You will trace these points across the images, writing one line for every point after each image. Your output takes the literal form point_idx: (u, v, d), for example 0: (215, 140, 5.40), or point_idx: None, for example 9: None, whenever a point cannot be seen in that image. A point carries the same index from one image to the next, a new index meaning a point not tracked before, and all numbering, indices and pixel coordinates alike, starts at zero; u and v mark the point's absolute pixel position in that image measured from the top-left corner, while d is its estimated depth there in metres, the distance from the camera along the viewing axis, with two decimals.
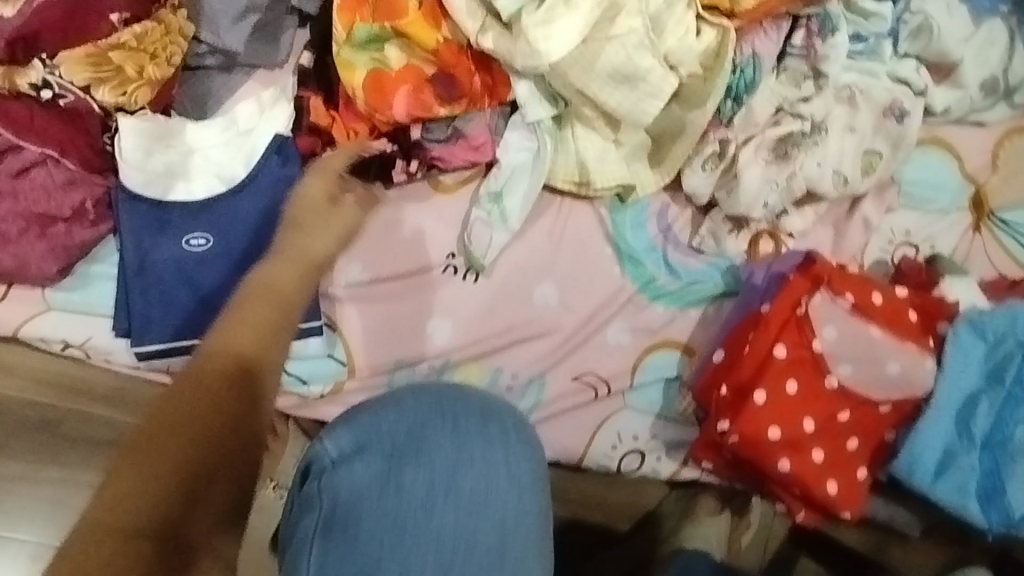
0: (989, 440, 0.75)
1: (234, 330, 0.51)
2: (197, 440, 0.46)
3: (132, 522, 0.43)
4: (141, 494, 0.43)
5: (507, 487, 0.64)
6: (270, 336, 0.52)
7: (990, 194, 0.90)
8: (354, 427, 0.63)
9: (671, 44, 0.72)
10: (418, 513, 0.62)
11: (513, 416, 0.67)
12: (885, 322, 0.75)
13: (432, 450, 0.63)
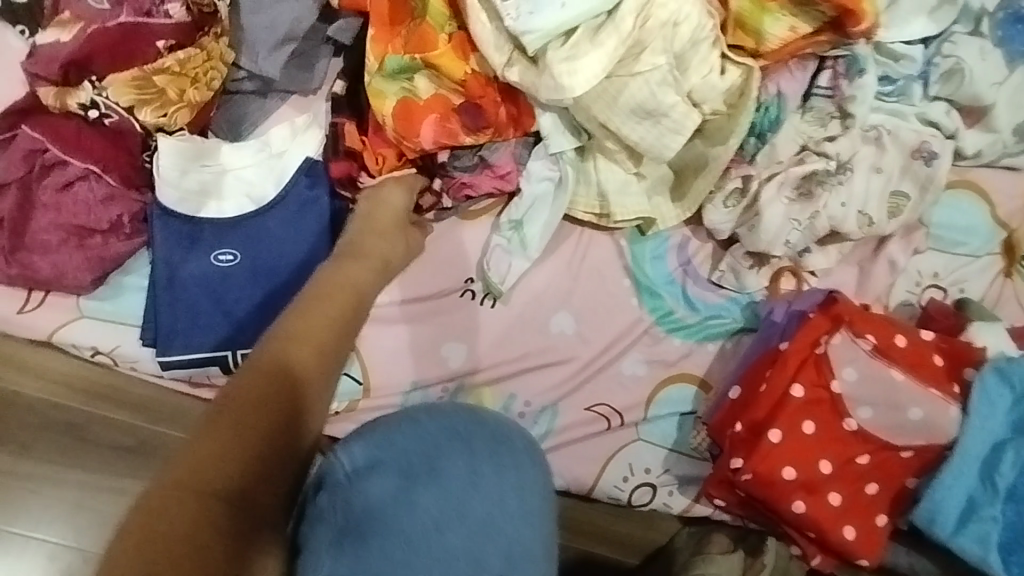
0: (1014, 492, 0.72)
1: (304, 329, 0.63)
2: (271, 418, 0.55)
3: (213, 486, 0.49)
4: (222, 459, 0.51)
5: (519, 508, 0.64)
6: (326, 341, 0.63)
7: (1022, 239, 0.89)
8: (369, 443, 0.64)
9: (696, 81, 0.72)
10: (427, 529, 0.62)
11: (524, 440, 0.67)
12: (907, 365, 0.73)
13: (445, 470, 0.64)
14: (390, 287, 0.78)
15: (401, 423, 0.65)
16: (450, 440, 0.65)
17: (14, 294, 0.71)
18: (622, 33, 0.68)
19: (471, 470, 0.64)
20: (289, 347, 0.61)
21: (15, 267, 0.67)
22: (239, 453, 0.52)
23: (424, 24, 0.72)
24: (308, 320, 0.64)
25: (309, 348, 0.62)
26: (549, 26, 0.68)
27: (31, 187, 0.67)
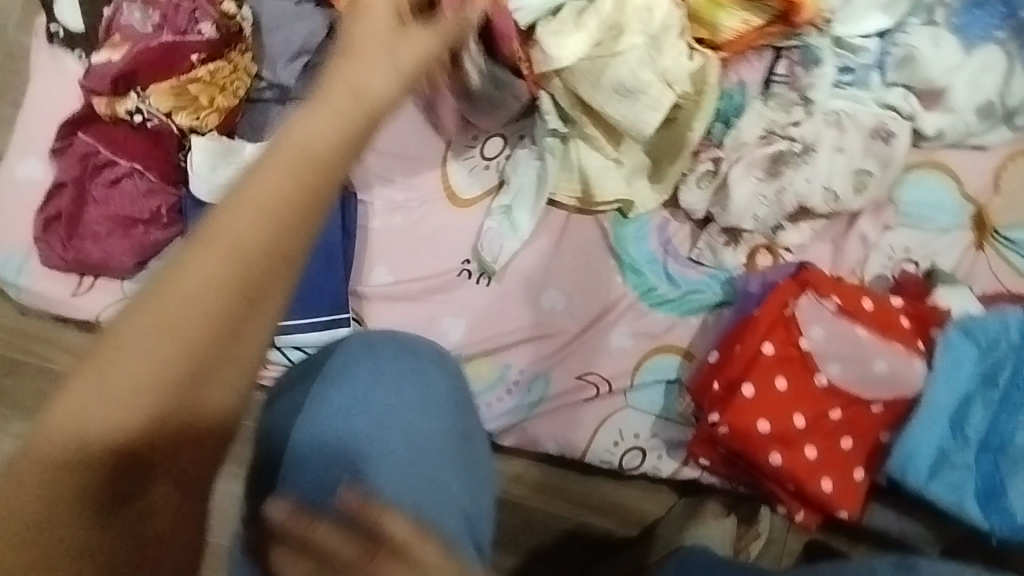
0: (987, 442, 0.76)
1: (199, 280, 0.36)
2: (156, 397, 0.37)
3: (81, 442, 0.37)
4: (101, 409, 0.37)
5: (439, 400, 0.65)
6: (231, 318, 0.37)
7: (992, 214, 0.93)
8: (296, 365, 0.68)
9: (668, 63, 0.81)
10: (353, 437, 0.61)
11: (435, 348, 0.68)
12: (874, 325, 0.78)
13: (352, 374, 0.64)
14: (394, 268, 0.86)
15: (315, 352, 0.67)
16: (358, 356, 0.65)
17: (68, 279, 0.81)
18: (602, 14, 0.79)
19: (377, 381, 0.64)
20: (186, 297, 0.36)
21: (71, 252, 0.78)
22: (113, 422, 0.37)
23: None
24: (199, 268, 0.36)
25: (207, 318, 0.37)
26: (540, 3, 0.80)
27: (86, 184, 0.78)
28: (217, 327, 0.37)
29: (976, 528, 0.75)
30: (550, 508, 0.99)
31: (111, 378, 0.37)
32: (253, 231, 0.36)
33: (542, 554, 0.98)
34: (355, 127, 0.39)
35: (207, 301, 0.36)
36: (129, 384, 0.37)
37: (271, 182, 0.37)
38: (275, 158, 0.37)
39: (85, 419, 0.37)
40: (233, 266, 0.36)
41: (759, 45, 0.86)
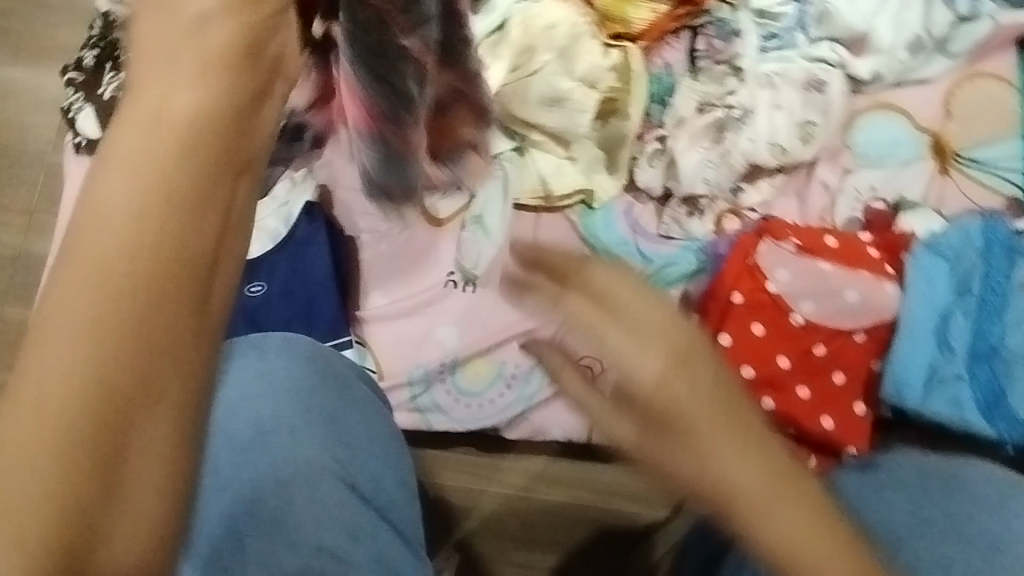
0: (976, 350, 0.76)
1: (78, 300, 0.35)
2: (76, 418, 0.34)
3: (21, 506, 0.34)
4: (28, 464, 0.34)
5: (300, 376, 0.67)
6: (133, 315, 0.35)
7: (950, 140, 0.94)
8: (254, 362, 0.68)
9: (586, 66, 0.89)
10: (253, 445, 0.64)
11: (279, 341, 0.69)
12: (840, 257, 0.81)
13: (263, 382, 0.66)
14: (387, 291, 0.94)
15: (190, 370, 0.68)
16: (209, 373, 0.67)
17: None
18: (513, 41, 0.88)
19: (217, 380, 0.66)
20: (84, 323, 0.35)
21: None
22: (49, 471, 0.34)
23: None
24: (74, 284, 0.35)
25: (99, 329, 0.35)
26: None
27: None
28: (135, 336, 0.35)
29: (986, 438, 0.75)
30: (576, 500, 0.99)
31: (22, 440, 0.34)
32: (116, 255, 0.36)
33: (578, 552, 0.98)
34: (184, 132, 0.39)
35: (81, 322, 0.35)
36: (53, 407, 0.34)
37: (114, 190, 0.37)
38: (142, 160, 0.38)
39: (18, 476, 0.34)
40: (88, 276, 0.36)
41: (674, 30, 0.94)
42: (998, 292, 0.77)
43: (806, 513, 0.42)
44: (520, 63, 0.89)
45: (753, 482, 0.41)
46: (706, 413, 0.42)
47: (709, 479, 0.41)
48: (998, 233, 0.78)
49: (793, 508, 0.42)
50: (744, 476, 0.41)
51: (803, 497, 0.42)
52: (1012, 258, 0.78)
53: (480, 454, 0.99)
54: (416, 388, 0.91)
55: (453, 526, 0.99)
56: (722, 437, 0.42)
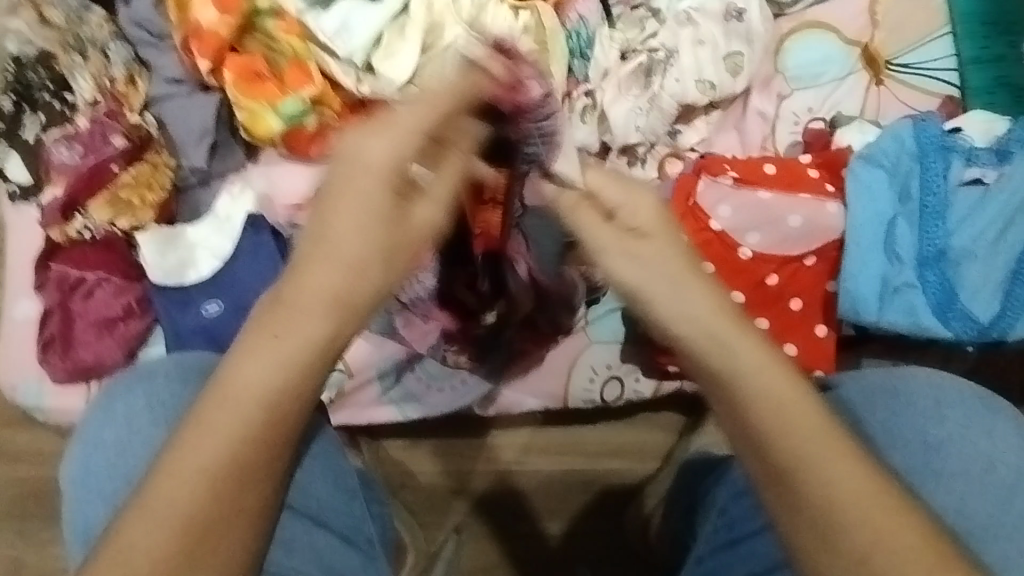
0: (924, 256, 0.75)
1: (262, 369, 0.45)
2: (237, 452, 0.45)
3: (189, 495, 0.44)
4: (189, 470, 0.44)
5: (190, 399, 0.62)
6: (292, 392, 0.46)
7: (880, 48, 0.93)
8: (99, 405, 0.63)
9: (492, 22, 0.84)
10: (130, 424, 0.61)
11: (167, 366, 0.64)
12: (781, 183, 0.79)
13: (129, 400, 0.62)
14: None
15: (83, 419, 0.64)
16: (101, 412, 0.62)
17: (77, 389, 0.91)
18: (418, 22, 0.85)
19: (107, 422, 0.61)
20: (250, 395, 0.45)
21: (70, 362, 0.89)
22: (220, 490, 0.45)
23: (292, 60, 0.88)
24: (265, 351, 0.45)
25: (285, 389, 0.45)
26: (359, 44, 0.85)
27: (69, 304, 0.89)
28: (297, 401, 0.46)
29: (944, 340, 0.75)
30: (567, 464, 0.99)
31: (198, 466, 0.44)
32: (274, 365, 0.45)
33: (577, 516, 0.99)
34: (382, 220, 0.47)
35: (265, 381, 0.45)
36: (232, 428, 0.45)
37: (313, 284, 0.46)
38: (324, 260, 0.46)
39: (181, 482, 0.44)
40: (288, 340, 0.45)
41: None
42: (937, 194, 0.76)
43: (799, 412, 0.47)
44: (425, 49, 0.85)
45: (768, 383, 0.48)
46: (729, 329, 0.49)
47: (721, 367, 0.49)
48: (929, 134, 0.77)
49: (783, 399, 0.47)
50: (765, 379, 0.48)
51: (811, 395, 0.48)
52: (946, 157, 0.77)
53: (464, 437, 1.00)
54: (386, 380, 0.90)
55: (448, 510, 0.99)
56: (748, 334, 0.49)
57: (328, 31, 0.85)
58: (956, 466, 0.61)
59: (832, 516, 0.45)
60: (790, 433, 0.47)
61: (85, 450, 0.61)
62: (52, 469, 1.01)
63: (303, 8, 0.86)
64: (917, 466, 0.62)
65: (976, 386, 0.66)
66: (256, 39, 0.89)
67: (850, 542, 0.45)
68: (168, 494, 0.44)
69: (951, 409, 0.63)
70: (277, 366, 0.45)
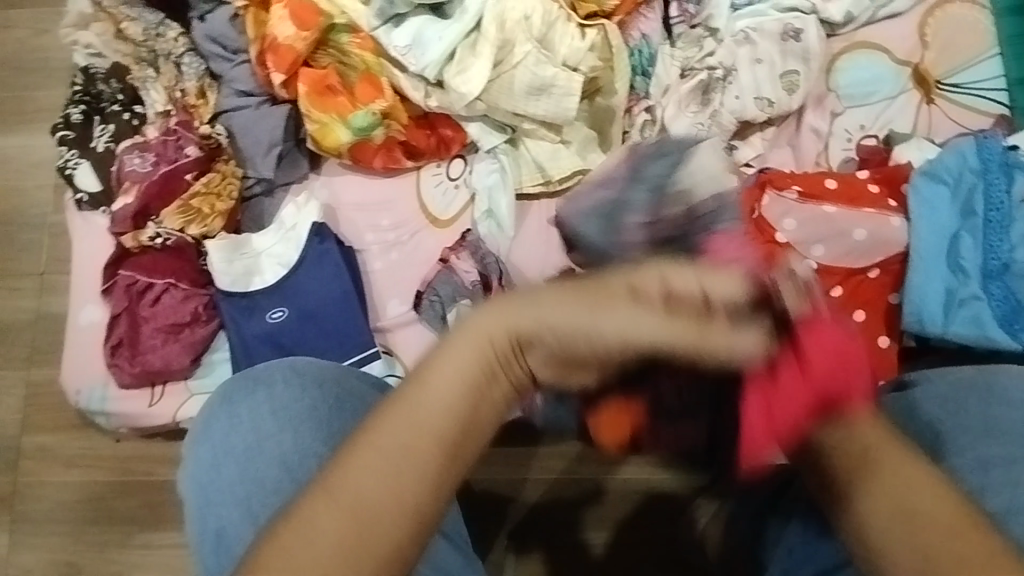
0: (988, 269, 0.77)
1: (455, 376, 0.48)
2: (419, 443, 0.46)
3: (365, 484, 0.45)
4: (364, 462, 0.45)
5: (312, 405, 0.63)
6: (472, 398, 0.48)
7: (930, 68, 0.95)
8: (225, 404, 0.64)
9: (565, 51, 0.89)
10: (252, 429, 0.62)
11: (283, 371, 0.64)
12: (845, 198, 0.81)
13: (256, 404, 0.63)
14: (403, 297, 0.92)
15: (198, 421, 0.65)
16: (219, 412, 0.63)
17: (142, 393, 0.92)
18: (490, 38, 0.87)
19: (233, 427, 0.63)
20: (435, 400, 0.47)
21: (138, 366, 0.90)
22: (401, 474, 0.45)
23: (363, 75, 0.91)
24: (461, 359, 0.48)
25: (465, 399, 0.48)
26: (434, 56, 0.87)
27: (136, 310, 0.91)
28: (471, 413, 0.48)
29: (1011, 352, 0.76)
30: (621, 474, 1.00)
31: (383, 447, 0.45)
32: (461, 377, 0.48)
33: (630, 525, 0.99)
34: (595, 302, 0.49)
35: (457, 385, 0.48)
36: (420, 421, 0.46)
37: (500, 320, 0.49)
38: (512, 307, 0.49)
39: (363, 469, 0.45)
40: (473, 352, 0.49)
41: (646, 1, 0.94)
42: (1002, 208, 0.77)
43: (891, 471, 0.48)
44: (495, 64, 0.88)
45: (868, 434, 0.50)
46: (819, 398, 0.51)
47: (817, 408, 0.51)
48: (991, 151, 0.79)
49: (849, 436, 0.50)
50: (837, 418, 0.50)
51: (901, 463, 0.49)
52: (1009, 173, 0.78)
53: (517, 446, 1.01)
54: None
55: (502, 517, 1.00)
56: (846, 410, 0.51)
57: (400, 45, 0.88)
58: None
59: (880, 536, 0.47)
60: (838, 455, 0.50)
61: (208, 454, 0.62)
62: (110, 473, 1.01)
63: (375, 24, 0.88)
64: (1008, 458, 0.60)
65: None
66: (329, 53, 0.92)
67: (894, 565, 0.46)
68: (352, 482, 0.45)
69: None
70: (468, 380, 0.48)
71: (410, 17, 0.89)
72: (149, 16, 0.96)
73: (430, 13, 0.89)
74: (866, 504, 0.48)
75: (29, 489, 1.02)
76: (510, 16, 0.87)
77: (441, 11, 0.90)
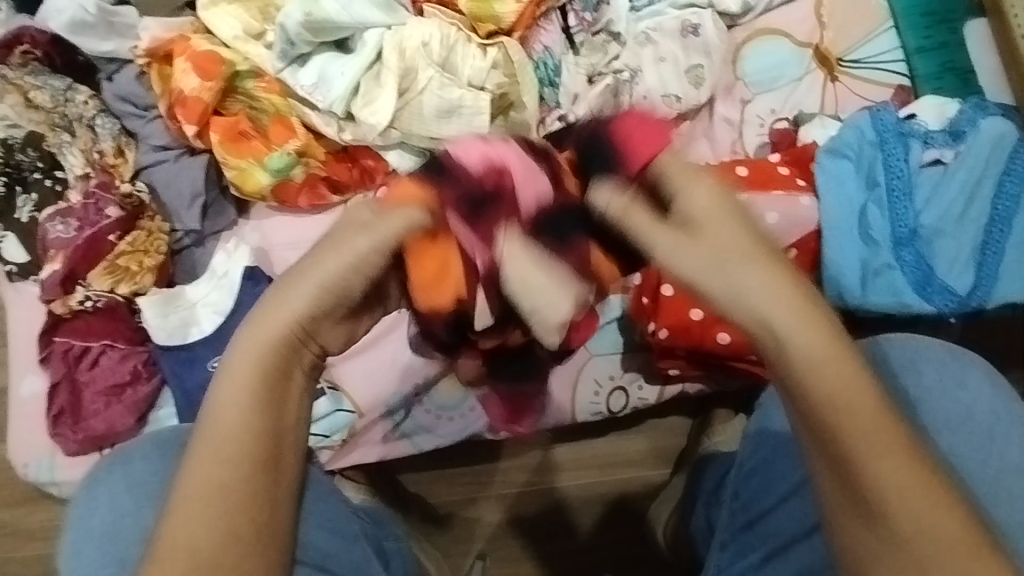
0: (898, 237, 0.79)
1: (238, 392, 0.48)
2: (239, 460, 0.48)
3: (196, 527, 0.47)
4: (192, 502, 0.47)
5: (172, 475, 0.65)
6: (268, 400, 0.49)
7: (830, 47, 0.97)
8: (91, 487, 0.67)
9: (468, 72, 0.91)
10: (118, 513, 0.64)
11: (145, 446, 0.67)
12: (757, 184, 0.82)
13: (109, 484, 0.66)
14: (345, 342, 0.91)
15: (76, 504, 0.67)
16: (86, 497, 0.66)
17: (90, 458, 0.92)
18: (392, 68, 0.89)
19: (94, 510, 0.65)
20: (225, 431, 0.48)
21: (81, 432, 0.89)
22: (225, 506, 0.48)
23: (274, 118, 0.93)
24: (242, 369, 0.49)
25: (262, 399, 0.49)
26: (339, 90, 0.89)
27: (75, 375, 0.90)
28: (269, 415, 0.49)
29: (929, 315, 0.79)
30: (581, 479, 1.01)
31: (201, 488, 0.48)
32: (248, 385, 0.49)
33: (598, 528, 1.00)
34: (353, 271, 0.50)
35: (247, 398, 0.48)
36: (220, 446, 0.48)
37: (273, 317, 0.49)
38: (281, 306, 0.49)
39: (190, 509, 0.47)
40: (253, 361, 0.49)
41: (545, 13, 0.96)
42: (902, 176, 0.79)
43: (865, 408, 0.47)
44: (400, 94, 0.90)
45: (833, 370, 0.47)
46: (745, 266, 0.48)
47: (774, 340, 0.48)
48: (886, 122, 0.81)
49: (841, 374, 0.48)
50: (814, 335, 0.47)
51: (866, 390, 0.48)
52: (905, 142, 0.80)
53: (476, 464, 1.01)
54: (397, 416, 0.92)
55: (471, 536, 1.00)
56: (800, 325, 0.48)
57: (306, 85, 0.90)
58: (946, 422, 0.64)
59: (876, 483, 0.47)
60: (836, 400, 0.47)
61: (77, 541, 0.65)
62: None
63: (280, 67, 0.90)
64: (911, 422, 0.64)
65: (942, 341, 0.69)
66: (239, 100, 0.93)
67: (891, 507, 0.47)
68: (181, 521, 0.47)
69: (925, 364, 0.66)
70: (254, 376, 0.49)
71: (314, 55, 0.92)
72: (55, 83, 0.95)
73: (334, 51, 0.93)
74: (883, 470, 0.47)
75: None
76: (408, 44, 0.89)
77: (345, 46, 0.94)
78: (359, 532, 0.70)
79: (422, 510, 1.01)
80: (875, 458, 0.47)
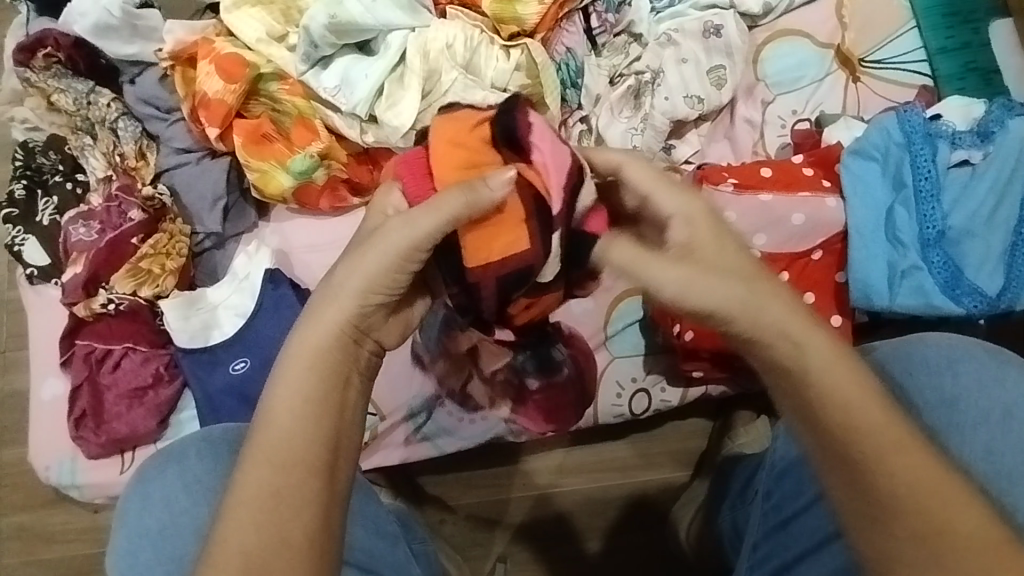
0: (926, 238, 0.79)
1: (295, 393, 0.49)
2: (294, 460, 0.48)
3: (248, 532, 0.47)
4: (245, 508, 0.47)
5: (207, 477, 0.65)
6: (322, 399, 0.50)
7: (852, 48, 0.97)
8: (138, 486, 0.66)
9: (491, 74, 0.91)
10: (152, 516, 0.64)
11: (195, 444, 0.67)
12: (782, 185, 0.82)
13: (149, 487, 0.66)
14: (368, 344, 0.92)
15: (121, 503, 0.67)
16: (136, 495, 0.66)
17: (112, 461, 0.91)
18: (416, 71, 0.89)
19: (146, 509, 0.65)
20: (280, 436, 0.48)
21: (104, 435, 0.89)
22: (279, 512, 0.47)
23: (296, 120, 0.93)
24: (296, 371, 0.50)
25: (317, 398, 0.49)
26: (362, 93, 0.89)
27: (97, 377, 0.90)
28: (325, 415, 0.49)
29: (958, 317, 0.79)
30: (603, 481, 1.00)
31: (255, 493, 0.47)
32: (304, 385, 0.50)
33: (620, 530, 0.99)
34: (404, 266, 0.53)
35: (302, 397, 0.49)
36: (275, 449, 0.48)
37: (325, 320, 0.51)
38: (331, 305, 0.52)
39: (243, 514, 0.47)
40: (308, 364, 0.50)
41: (567, 15, 0.96)
42: (930, 177, 0.79)
43: (878, 418, 0.48)
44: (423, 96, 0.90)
45: (841, 381, 0.49)
46: (746, 277, 0.51)
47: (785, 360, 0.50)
48: (913, 123, 0.81)
49: (851, 384, 0.49)
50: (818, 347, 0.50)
51: (874, 397, 0.49)
52: (933, 142, 0.80)
53: (497, 466, 1.01)
54: (418, 418, 0.91)
55: (491, 538, 1.00)
56: (807, 336, 0.50)
57: (329, 87, 0.90)
58: (983, 422, 0.64)
59: (907, 493, 0.47)
60: (847, 414, 0.48)
61: (128, 540, 0.64)
62: (93, 543, 1.00)
63: (302, 69, 0.90)
64: (949, 422, 0.64)
65: (979, 341, 0.69)
66: (261, 103, 0.93)
67: (921, 516, 0.47)
68: (233, 528, 0.47)
69: (963, 364, 0.66)
70: (309, 376, 0.50)
71: (336, 58, 0.92)
72: (77, 86, 0.95)
73: (356, 53, 0.93)
74: (899, 467, 0.47)
75: (13, 570, 1.01)
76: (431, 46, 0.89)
77: (367, 48, 0.94)
78: (393, 533, 0.70)
79: (443, 513, 1.00)
80: (894, 462, 0.48)
